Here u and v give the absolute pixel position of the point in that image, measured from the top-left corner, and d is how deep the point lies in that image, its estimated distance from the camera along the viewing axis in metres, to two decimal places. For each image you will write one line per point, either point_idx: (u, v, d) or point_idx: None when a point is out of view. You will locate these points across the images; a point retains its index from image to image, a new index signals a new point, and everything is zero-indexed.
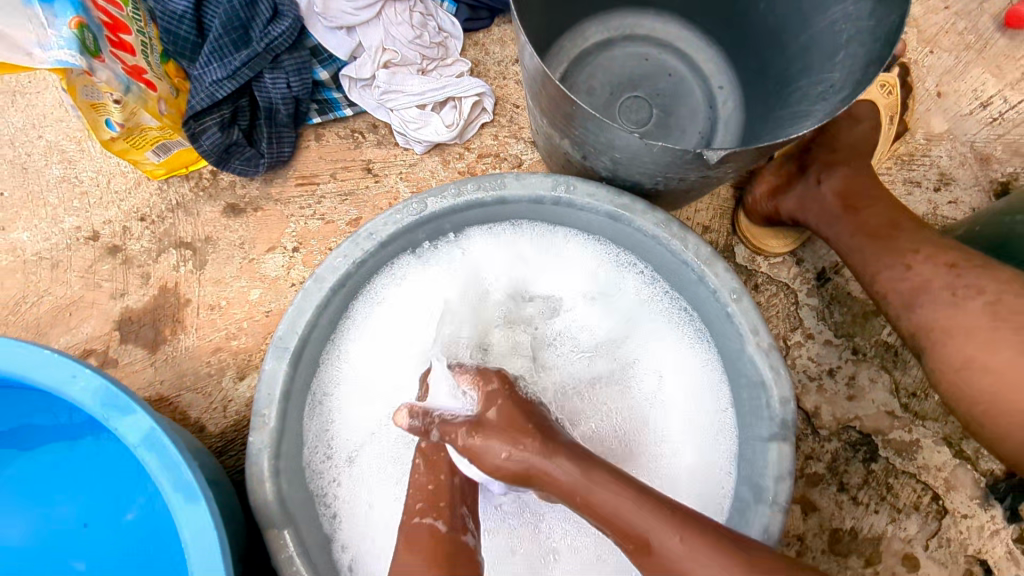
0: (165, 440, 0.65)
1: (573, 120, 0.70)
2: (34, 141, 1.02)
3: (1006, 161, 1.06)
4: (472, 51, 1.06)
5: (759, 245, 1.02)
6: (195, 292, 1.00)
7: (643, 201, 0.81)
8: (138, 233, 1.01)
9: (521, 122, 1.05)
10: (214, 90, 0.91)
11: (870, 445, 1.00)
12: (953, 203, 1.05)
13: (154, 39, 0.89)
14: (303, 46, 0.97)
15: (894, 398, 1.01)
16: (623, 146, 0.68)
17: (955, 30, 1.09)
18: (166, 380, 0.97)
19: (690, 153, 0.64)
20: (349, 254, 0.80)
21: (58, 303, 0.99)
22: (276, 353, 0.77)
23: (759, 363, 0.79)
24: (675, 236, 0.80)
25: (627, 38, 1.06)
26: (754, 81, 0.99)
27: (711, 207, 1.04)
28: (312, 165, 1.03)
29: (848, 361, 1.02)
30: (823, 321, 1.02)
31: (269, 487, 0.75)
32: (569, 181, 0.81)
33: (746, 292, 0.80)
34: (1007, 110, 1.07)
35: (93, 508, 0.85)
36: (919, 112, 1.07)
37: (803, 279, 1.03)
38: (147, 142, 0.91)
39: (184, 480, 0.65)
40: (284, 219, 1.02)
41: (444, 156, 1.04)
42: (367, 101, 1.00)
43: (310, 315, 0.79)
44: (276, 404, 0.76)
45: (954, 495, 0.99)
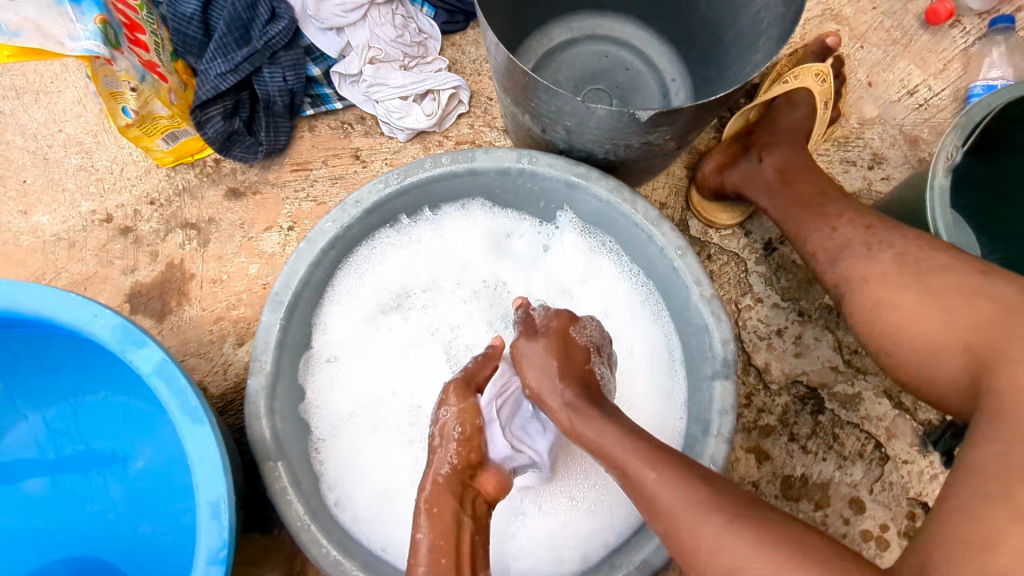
0: (175, 369, 0.74)
1: (530, 93, 0.81)
2: (55, 134, 1.13)
3: (933, 142, 1.18)
4: (450, 51, 1.18)
5: (710, 217, 1.12)
6: (199, 267, 1.10)
7: (597, 171, 0.92)
8: (147, 215, 1.12)
9: (494, 113, 1.17)
10: (218, 82, 1.02)
11: (817, 398, 1.08)
12: (886, 179, 1.16)
13: (165, 39, 1.01)
14: (298, 45, 1.09)
15: (837, 354, 1.10)
16: (571, 111, 0.79)
17: (883, 28, 1.22)
18: (172, 347, 1.07)
19: (627, 115, 0.75)
20: (338, 219, 0.90)
21: (74, 279, 1.09)
22: (272, 305, 0.87)
23: (702, 310, 0.89)
24: (625, 200, 0.91)
25: (589, 38, 1.18)
26: (699, 71, 1.11)
27: (667, 186, 1.15)
28: (306, 152, 1.14)
29: (794, 322, 1.11)
30: (771, 286, 1.12)
31: (265, 423, 0.84)
32: (532, 154, 0.92)
33: (689, 248, 0.90)
34: (932, 97, 1.19)
35: (104, 457, 0.93)
36: (852, 100, 1.19)
37: (752, 249, 1.13)
38: (158, 130, 1.02)
39: (190, 404, 0.73)
40: (281, 201, 1.13)
41: (425, 143, 1.15)
42: (356, 95, 1.12)
43: (303, 272, 0.89)
44: (271, 350, 0.86)
45: (895, 443, 1.07)
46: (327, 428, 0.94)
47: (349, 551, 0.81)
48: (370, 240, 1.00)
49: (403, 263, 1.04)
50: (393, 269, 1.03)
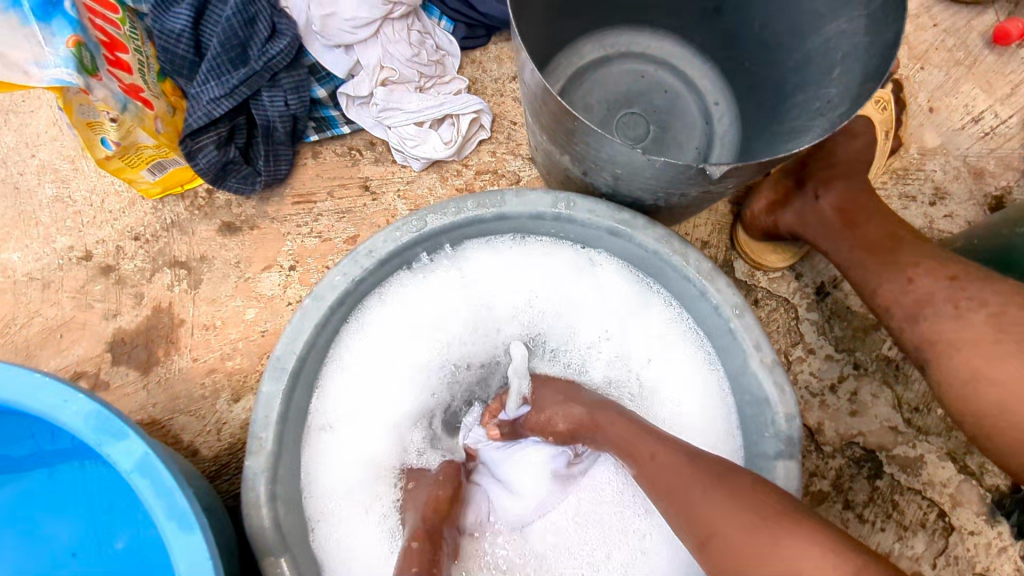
0: (159, 466, 0.62)
1: (575, 136, 0.70)
2: (27, 160, 1.01)
3: (999, 175, 1.07)
4: (469, 69, 1.07)
5: (758, 260, 1.01)
6: (189, 312, 0.99)
7: (644, 217, 0.81)
8: (131, 252, 1.00)
9: (518, 139, 1.05)
10: (212, 108, 0.90)
11: (875, 461, 0.98)
12: (949, 216, 1.06)
13: (150, 58, 0.89)
14: (301, 64, 0.96)
15: (896, 413, 1.00)
16: (624, 160, 0.68)
17: (944, 47, 1.11)
18: (160, 403, 0.96)
19: (693, 167, 0.64)
20: (348, 272, 0.79)
21: (48, 325, 0.97)
22: (273, 373, 0.76)
23: (764, 379, 0.78)
24: (676, 252, 0.80)
25: (623, 56, 1.07)
26: (748, 97, 1.00)
27: (709, 223, 1.04)
28: (309, 182, 1.02)
29: (850, 375, 1.01)
30: (824, 335, 1.02)
31: (266, 513, 0.72)
32: (570, 197, 0.81)
33: (748, 307, 0.79)
34: (998, 125, 1.09)
35: (79, 537, 0.81)
36: (912, 127, 1.08)
37: (803, 294, 1.03)
38: (142, 161, 0.90)
39: (178, 508, 0.62)
40: (281, 237, 1.01)
41: (442, 173, 1.04)
42: (365, 119, 1.01)
43: (308, 333, 0.77)
44: (272, 426, 0.75)
45: (960, 511, 0.97)
46: (331, 504, 0.83)
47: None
48: (383, 286, 0.88)
49: (418, 310, 0.90)
50: (406, 318, 0.90)
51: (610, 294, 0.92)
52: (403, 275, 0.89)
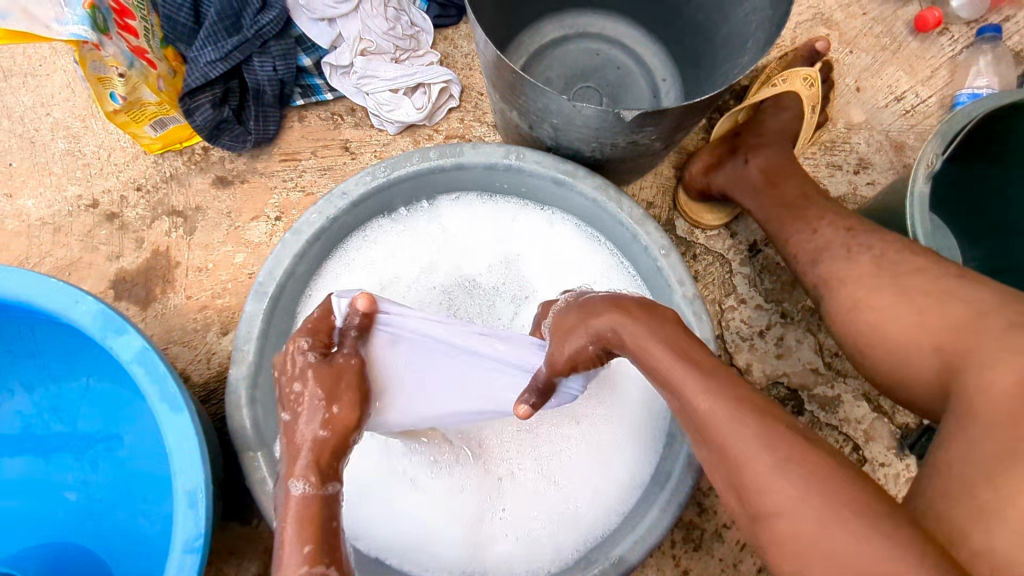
0: (155, 357, 0.74)
1: (517, 90, 0.81)
2: (42, 118, 1.12)
3: (918, 148, 1.19)
4: (442, 45, 1.18)
5: (696, 218, 1.13)
6: (185, 255, 1.10)
7: (584, 169, 0.93)
8: (134, 202, 1.11)
9: (484, 108, 1.17)
10: (208, 70, 1.02)
11: (797, 400, 1.10)
12: (871, 184, 1.17)
13: (156, 26, 1.00)
14: (289, 35, 1.08)
15: (818, 357, 1.12)
16: (556, 110, 0.79)
17: (872, 34, 1.23)
18: (156, 334, 1.07)
19: (612, 115, 0.76)
20: (323, 211, 0.90)
21: (58, 264, 1.09)
22: (257, 294, 0.87)
23: (684, 310, 0.90)
24: (611, 199, 0.92)
25: (580, 35, 1.18)
26: (690, 73, 1.11)
27: (654, 186, 1.16)
28: (295, 143, 1.14)
29: (777, 323, 1.12)
30: (755, 287, 1.13)
31: (246, 413, 0.84)
32: (519, 150, 0.93)
33: (673, 248, 0.91)
34: (919, 104, 1.21)
35: (85, 444, 0.93)
36: (840, 104, 1.20)
37: (736, 250, 1.14)
38: (146, 116, 1.02)
39: (169, 392, 0.74)
40: (269, 190, 1.13)
41: (415, 136, 1.15)
42: (346, 87, 1.12)
43: (287, 263, 0.89)
44: (254, 340, 0.86)
45: (872, 445, 1.09)
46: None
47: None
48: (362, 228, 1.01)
49: (395, 252, 1.03)
50: (385, 258, 1.02)
51: (565, 246, 1.04)
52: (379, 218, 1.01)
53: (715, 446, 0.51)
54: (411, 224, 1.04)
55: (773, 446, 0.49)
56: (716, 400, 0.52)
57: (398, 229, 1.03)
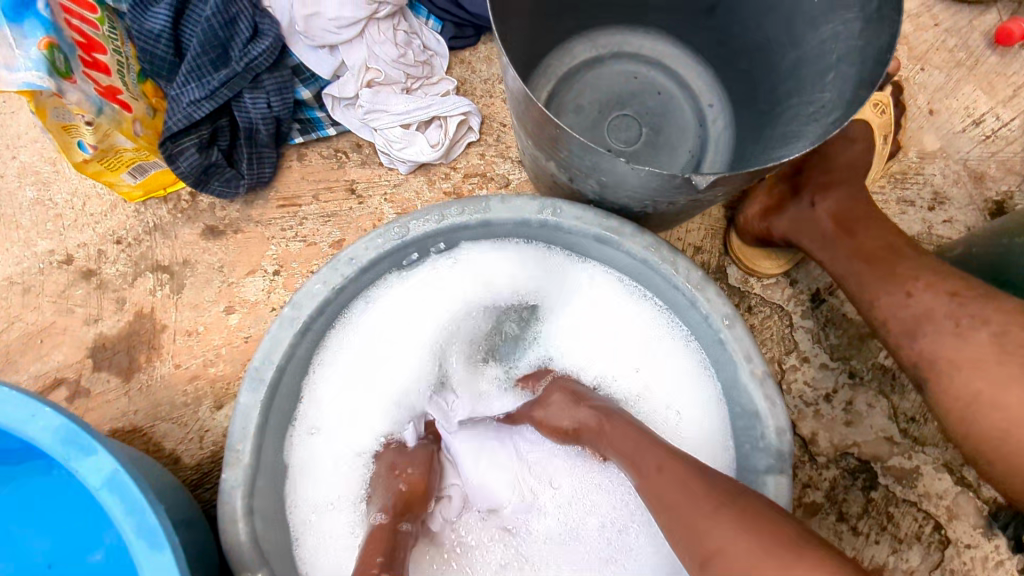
0: (128, 482, 0.61)
1: (559, 143, 0.68)
2: (7, 162, 0.99)
3: (1001, 179, 1.05)
4: (458, 69, 1.04)
5: (751, 266, 0.99)
6: (172, 317, 0.97)
7: (632, 224, 0.79)
8: (113, 256, 0.98)
9: (508, 141, 1.03)
10: (191, 110, 0.89)
11: (870, 472, 0.97)
12: (948, 222, 1.03)
13: (131, 58, 0.87)
14: (284, 65, 0.95)
15: (892, 423, 0.98)
16: (608, 169, 0.66)
17: (945, 48, 1.08)
18: (141, 410, 0.94)
19: (679, 178, 0.62)
20: (327, 280, 0.76)
21: (29, 330, 0.96)
22: (252, 383, 0.74)
23: (754, 393, 0.76)
24: (665, 260, 0.78)
25: (615, 56, 1.04)
26: (743, 99, 0.97)
27: (702, 228, 1.02)
28: (294, 185, 1.00)
29: (844, 385, 0.99)
30: (819, 343, 1.00)
31: (242, 526, 0.71)
32: (556, 203, 0.79)
33: (739, 317, 0.77)
34: (1000, 127, 1.06)
35: (56, 549, 0.79)
36: (911, 130, 1.06)
37: (797, 300, 1.01)
38: (122, 163, 0.88)
39: (147, 525, 0.61)
40: (265, 241, 0.99)
41: (430, 176, 1.02)
42: (351, 121, 0.99)
43: (287, 344, 0.75)
44: (250, 438, 0.73)
45: (956, 524, 0.95)
46: (310, 511, 0.81)
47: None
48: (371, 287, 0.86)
49: (407, 313, 0.88)
50: (396, 322, 0.88)
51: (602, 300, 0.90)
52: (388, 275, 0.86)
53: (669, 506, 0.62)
54: (426, 278, 0.88)
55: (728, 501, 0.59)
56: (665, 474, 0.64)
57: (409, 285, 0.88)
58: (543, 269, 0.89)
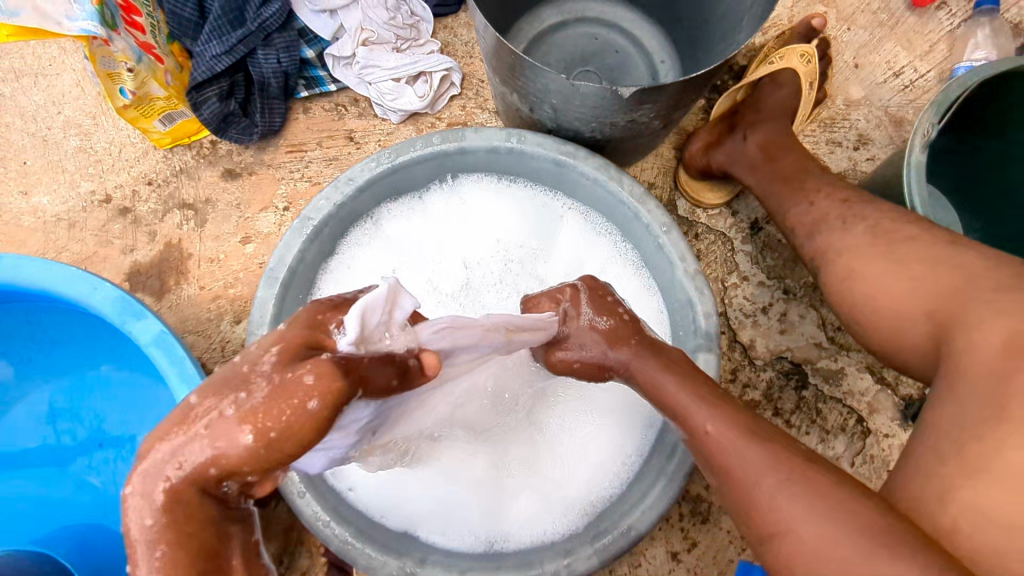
0: (173, 340, 0.76)
1: (516, 72, 0.83)
2: (54, 116, 1.15)
3: (918, 123, 1.20)
4: (442, 33, 1.20)
5: (697, 197, 1.14)
6: (196, 247, 1.13)
7: (585, 149, 0.94)
8: (145, 196, 1.14)
9: (486, 95, 1.19)
10: (213, 63, 1.04)
11: (801, 374, 1.11)
12: (871, 160, 1.18)
13: (162, 22, 1.03)
14: (291, 27, 1.10)
15: (821, 331, 1.13)
16: (556, 89, 0.81)
17: (870, 10, 1.23)
18: (171, 325, 1.09)
19: (610, 92, 0.77)
20: (331, 197, 0.92)
21: (74, 258, 1.12)
22: (268, 281, 0.89)
23: (686, 285, 0.91)
24: (612, 178, 0.93)
25: (578, 20, 1.20)
26: (688, 53, 1.13)
27: (655, 167, 1.17)
28: (300, 134, 1.16)
29: (779, 300, 1.14)
30: (757, 264, 1.14)
31: None
32: (521, 132, 0.94)
33: (674, 225, 0.92)
34: (917, 79, 1.21)
35: (104, 430, 0.94)
36: (839, 81, 1.21)
37: (738, 228, 1.16)
38: (155, 111, 1.04)
39: (188, 372, 0.76)
40: (276, 182, 1.15)
41: (418, 125, 1.17)
42: (349, 78, 1.14)
43: (297, 249, 0.91)
44: (268, 324, 0.88)
45: (876, 417, 1.10)
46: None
47: (343, 515, 0.83)
48: (371, 214, 1.03)
49: (401, 232, 1.04)
50: (393, 240, 1.03)
51: (573, 233, 1.04)
52: (392, 198, 1.03)
53: (722, 470, 0.63)
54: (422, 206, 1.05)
55: (781, 468, 0.59)
56: (716, 424, 0.65)
57: (407, 209, 1.04)
58: (519, 201, 1.05)
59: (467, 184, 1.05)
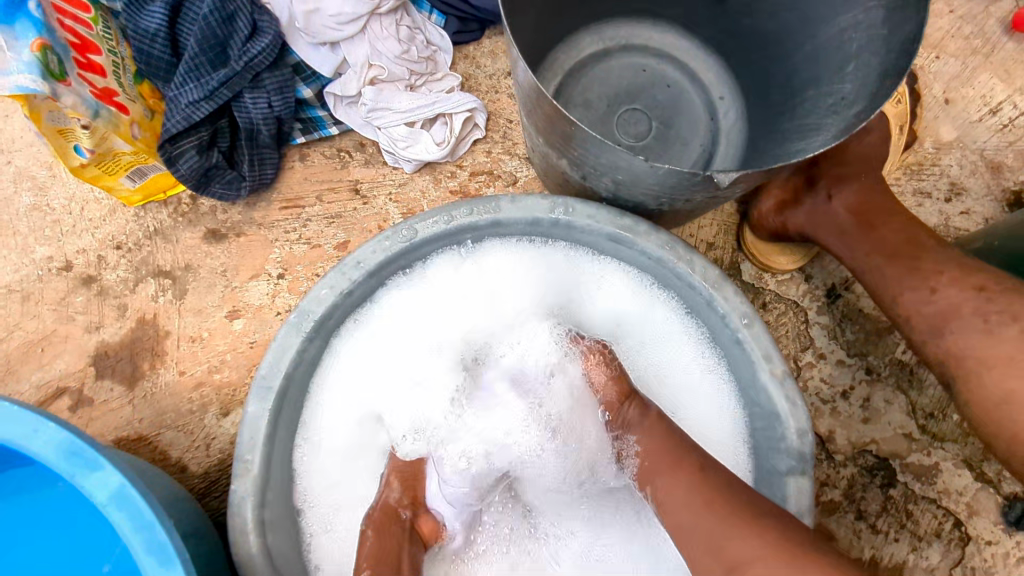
0: (137, 496, 0.60)
1: (572, 140, 0.66)
2: (3, 167, 0.97)
3: (1018, 169, 1.02)
4: (463, 64, 1.02)
5: (765, 262, 0.97)
6: (175, 323, 0.95)
7: (646, 221, 0.77)
8: (113, 262, 0.96)
9: (515, 138, 1.01)
10: (191, 111, 0.86)
11: (888, 469, 0.95)
12: (966, 214, 1.01)
13: (126, 59, 0.85)
14: (285, 63, 0.92)
15: (910, 419, 0.97)
16: (626, 167, 0.64)
17: (961, 35, 1.06)
18: (146, 419, 0.92)
19: (699, 175, 0.60)
20: (335, 285, 0.74)
21: (29, 339, 0.94)
22: (260, 393, 0.72)
23: (773, 393, 0.74)
24: (681, 259, 0.76)
25: (623, 49, 1.01)
26: (757, 92, 0.95)
27: (714, 223, 1.00)
28: (296, 186, 0.98)
29: (861, 382, 0.97)
30: (835, 339, 0.98)
31: (254, 539, 0.69)
32: (568, 202, 0.77)
33: (758, 317, 0.75)
34: (1017, 116, 1.04)
35: (59, 567, 0.77)
36: (927, 120, 1.03)
37: (812, 296, 0.99)
38: (120, 167, 0.86)
39: (158, 541, 0.59)
40: (268, 244, 0.97)
41: (436, 174, 0.99)
42: (354, 119, 0.96)
43: (295, 350, 0.73)
44: (260, 448, 0.71)
45: (977, 520, 0.94)
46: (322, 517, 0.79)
47: None
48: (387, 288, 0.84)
49: (423, 305, 0.86)
50: (410, 314, 0.85)
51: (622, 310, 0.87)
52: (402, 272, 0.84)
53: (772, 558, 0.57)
54: (438, 276, 0.85)
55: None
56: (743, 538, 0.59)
57: (428, 277, 0.85)
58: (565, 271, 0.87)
59: (495, 251, 0.85)
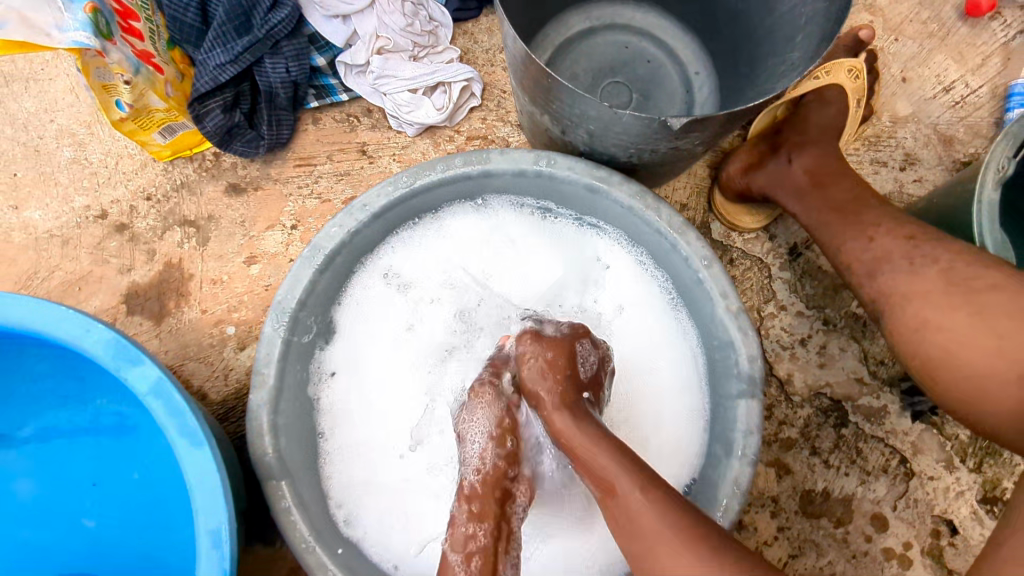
0: (172, 389, 0.70)
1: (552, 94, 0.77)
2: (46, 125, 1.08)
3: (968, 142, 1.12)
4: (462, 39, 1.12)
5: (733, 221, 1.07)
6: (198, 267, 1.05)
7: (619, 174, 0.87)
8: (144, 212, 1.07)
9: (508, 106, 1.11)
10: (217, 73, 0.97)
11: (841, 411, 1.05)
12: (918, 181, 1.11)
13: (161, 26, 0.95)
14: (301, 33, 1.03)
15: (863, 366, 1.06)
16: (595, 117, 0.75)
17: (918, 19, 1.15)
18: (171, 351, 1.02)
19: (657, 121, 0.70)
20: (344, 224, 0.85)
21: (68, 278, 1.04)
22: (276, 316, 0.82)
23: (728, 325, 0.84)
24: (648, 207, 0.86)
25: (608, 27, 1.11)
26: (727, 66, 1.05)
27: (688, 186, 1.10)
28: (309, 146, 1.09)
29: (819, 331, 1.07)
30: (796, 293, 1.08)
31: (268, 440, 0.79)
32: (550, 155, 0.87)
33: (716, 258, 0.84)
34: (968, 94, 1.13)
35: (100, 467, 0.89)
36: (885, 96, 1.13)
37: (776, 254, 1.09)
38: (154, 123, 0.96)
39: (189, 426, 0.69)
40: (283, 198, 1.08)
41: (435, 138, 1.10)
42: (362, 86, 1.07)
43: (307, 280, 0.84)
44: (275, 363, 0.81)
45: (920, 458, 1.03)
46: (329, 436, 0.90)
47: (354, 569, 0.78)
48: (390, 235, 0.95)
49: (421, 260, 0.97)
50: (412, 267, 0.97)
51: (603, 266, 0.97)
52: (407, 227, 0.96)
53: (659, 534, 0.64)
54: (439, 231, 0.98)
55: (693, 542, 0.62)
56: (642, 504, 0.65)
57: (429, 233, 0.97)
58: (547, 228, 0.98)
59: (491, 210, 0.98)
